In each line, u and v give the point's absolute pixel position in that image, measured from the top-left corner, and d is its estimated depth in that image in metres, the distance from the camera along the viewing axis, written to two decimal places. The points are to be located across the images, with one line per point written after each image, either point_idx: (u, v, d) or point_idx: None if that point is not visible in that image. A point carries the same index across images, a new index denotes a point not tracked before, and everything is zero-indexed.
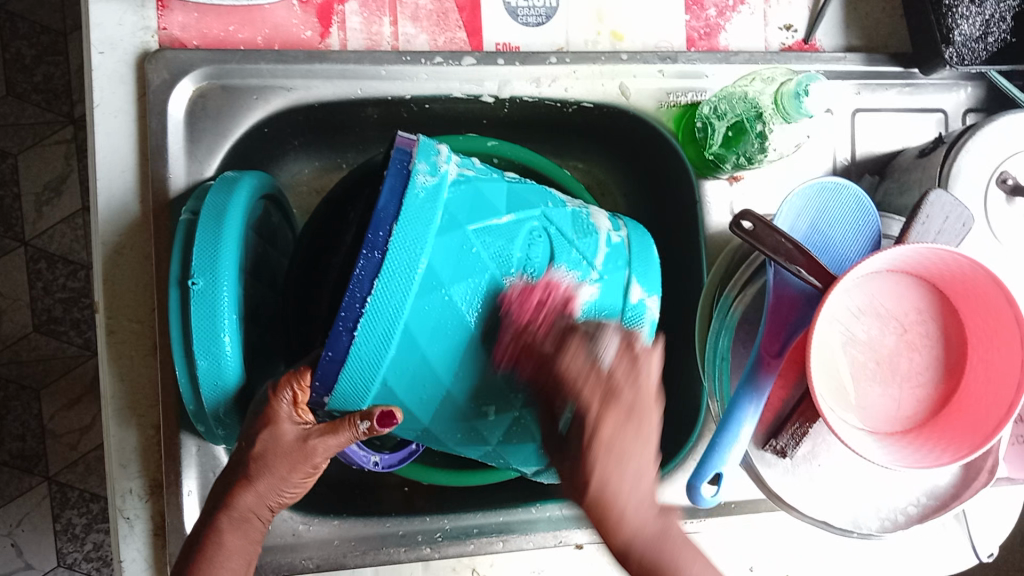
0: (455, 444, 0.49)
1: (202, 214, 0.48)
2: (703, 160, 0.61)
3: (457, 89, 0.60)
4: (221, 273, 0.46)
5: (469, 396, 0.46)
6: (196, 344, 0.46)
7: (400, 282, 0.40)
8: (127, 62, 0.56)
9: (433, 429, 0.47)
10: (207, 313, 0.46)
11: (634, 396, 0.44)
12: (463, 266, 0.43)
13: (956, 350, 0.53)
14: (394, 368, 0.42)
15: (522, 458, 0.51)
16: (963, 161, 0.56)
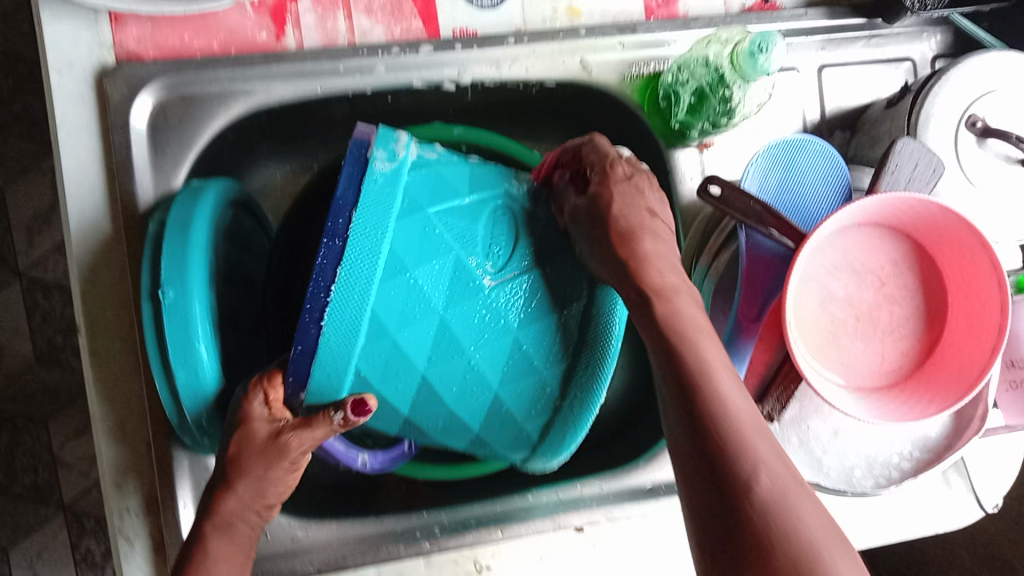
0: (436, 431, 0.49)
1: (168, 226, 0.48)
2: (670, 129, 0.60)
3: (417, 77, 0.60)
4: (191, 287, 0.46)
5: (445, 383, 0.45)
6: (173, 355, 0.46)
7: (365, 270, 0.40)
8: (85, 80, 0.56)
9: (412, 417, 0.47)
10: (181, 324, 0.46)
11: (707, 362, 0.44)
12: (427, 248, 0.43)
13: (936, 299, 0.52)
14: (365, 357, 0.42)
15: (507, 442, 0.50)
16: (931, 107, 0.55)
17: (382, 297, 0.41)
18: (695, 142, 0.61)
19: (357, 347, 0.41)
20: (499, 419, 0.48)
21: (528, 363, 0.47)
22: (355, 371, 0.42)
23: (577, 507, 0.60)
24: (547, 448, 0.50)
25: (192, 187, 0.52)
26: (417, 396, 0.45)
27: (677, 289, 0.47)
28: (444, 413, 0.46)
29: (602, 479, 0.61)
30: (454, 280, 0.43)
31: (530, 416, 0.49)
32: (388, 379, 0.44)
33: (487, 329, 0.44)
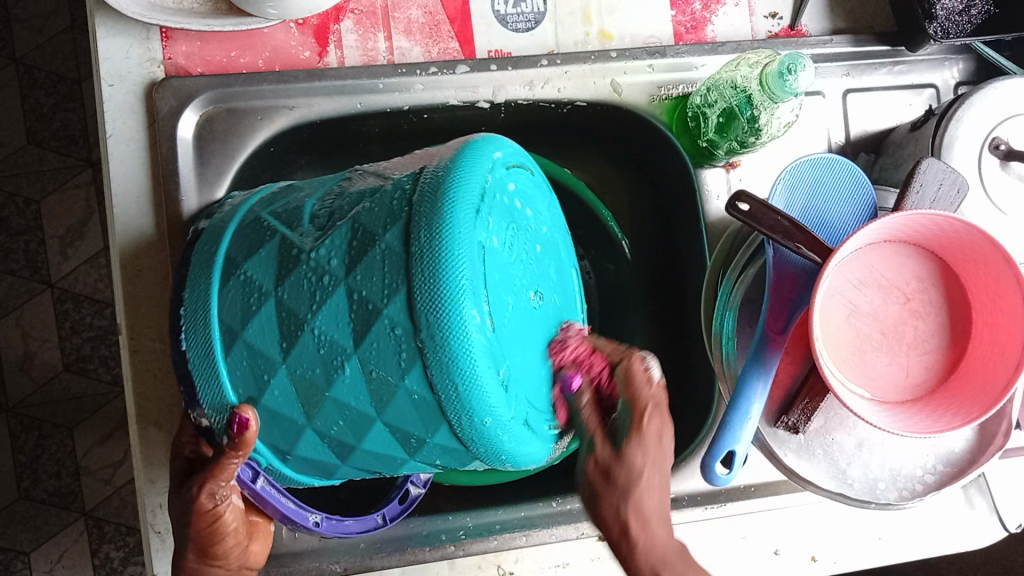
0: (361, 442, 0.42)
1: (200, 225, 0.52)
2: (698, 147, 0.62)
3: (453, 97, 0.62)
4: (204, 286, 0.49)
5: (320, 368, 0.40)
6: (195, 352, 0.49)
7: (207, 282, 0.45)
8: (135, 93, 0.59)
9: (324, 424, 0.42)
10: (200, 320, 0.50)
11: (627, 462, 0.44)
12: (255, 242, 0.44)
13: (961, 315, 0.53)
14: (233, 372, 0.43)
15: (441, 446, 0.40)
16: (956, 130, 0.56)
17: (225, 312, 0.43)
18: (722, 162, 0.63)
19: (216, 343, 0.43)
20: (402, 400, 0.38)
21: (372, 316, 0.37)
22: (234, 388, 0.44)
23: None
24: (479, 424, 0.37)
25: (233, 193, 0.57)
26: (308, 398, 0.41)
27: (653, 467, 0.45)
28: (342, 408, 0.40)
29: None
30: (279, 260, 0.42)
31: (421, 383, 0.37)
32: (272, 394, 0.42)
33: (316, 291, 0.39)
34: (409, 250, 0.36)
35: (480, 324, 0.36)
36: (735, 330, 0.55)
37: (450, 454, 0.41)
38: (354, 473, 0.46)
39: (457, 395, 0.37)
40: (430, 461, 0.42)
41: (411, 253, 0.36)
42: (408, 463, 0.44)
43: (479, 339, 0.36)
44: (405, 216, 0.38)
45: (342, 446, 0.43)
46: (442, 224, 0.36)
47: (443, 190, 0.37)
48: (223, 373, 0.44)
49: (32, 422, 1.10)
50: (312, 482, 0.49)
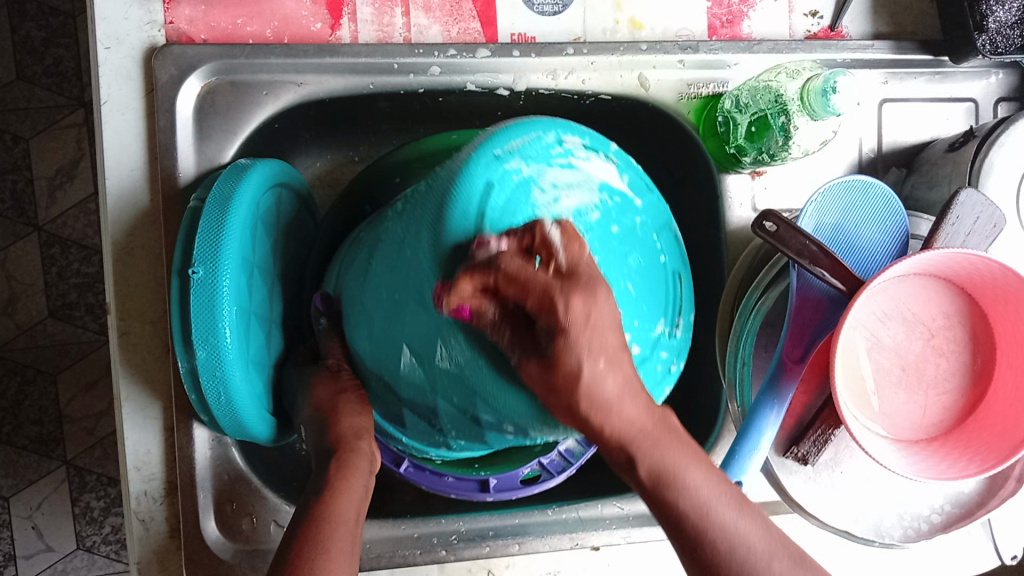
0: (402, 373, 0.48)
1: (209, 199, 0.49)
2: (724, 152, 0.59)
3: (471, 80, 0.59)
4: (221, 267, 0.47)
5: (376, 301, 0.47)
6: (195, 334, 0.47)
7: (343, 257, 0.55)
8: (133, 58, 0.54)
9: (380, 355, 0.49)
10: (208, 303, 0.47)
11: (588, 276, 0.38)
12: (367, 230, 0.52)
13: (984, 356, 0.51)
14: (348, 309, 0.51)
15: (464, 391, 0.44)
16: (994, 158, 0.54)
17: (352, 284, 0.51)
18: (748, 169, 0.60)
19: (347, 317, 0.51)
20: (424, 321, 0.42)
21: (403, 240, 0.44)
22: (347, 323, 0.52)
23: (596, 526, 0.60)
24: None
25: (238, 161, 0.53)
26: (388, 338, 0.47)
27: (593, 352, 0.38)
28: (387, 331, 0.47)
29: (622, 499, 0.61)
30: (374, 226, 0.51)
31: (436, 304, 0.41)
32: (377, 354, 0.49)
33: (382, 233, 0.48)
34: (435, 189, 0.42)
35: (476, 244, 0.40)
36: (753, 354, 0.53)
37: (460, 389, 0.44)
38: (421, 423, 0.51)
39: (456, 309, 0.40)
40: (462, 406, 0.45)
41: (437, 189, 0.42)
42: (447, 406, 0.47)
43: (470, 260, 0.40)
44: (450, 163, 0.42)
45: (403, 377, 0.48)
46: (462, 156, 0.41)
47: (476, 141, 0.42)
48: (347, 319, 0.52)
49: (15, 367, 1.08)
50: (425, 451, 0.55)
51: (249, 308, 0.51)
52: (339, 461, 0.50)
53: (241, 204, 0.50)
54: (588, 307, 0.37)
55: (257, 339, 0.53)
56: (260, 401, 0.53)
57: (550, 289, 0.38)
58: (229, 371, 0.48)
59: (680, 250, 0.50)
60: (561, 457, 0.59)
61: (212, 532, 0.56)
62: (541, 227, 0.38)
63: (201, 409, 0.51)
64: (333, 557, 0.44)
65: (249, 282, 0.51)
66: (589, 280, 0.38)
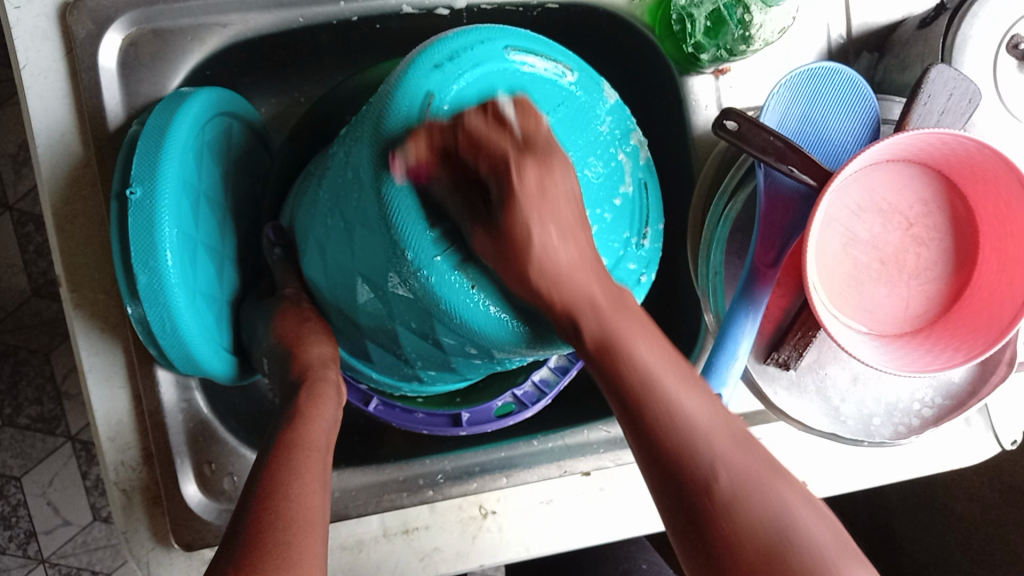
0: (358, 311, 0.47)
1: (147, 123, 0.47)
2: (682, 53, 0.56)
3: (406, 3, 0.55)
4: (160, 188, 0.45)
5: (327, 240, 0.46)
6: (133, 258, 0.45)
7: (297, 186, 0.53)
8: (47, 16, 0.51)
9: (332, 288, 0.48)
10: (145, 224, 0.45)
11: (544, 140, 0.39)
12: (315, 167, 0.50)
13: (967, 240, 0.48)
14: (302, 243, 0.49)
15: (422, 318, 0.43)
16: (969, 30, 0.50)
17: (304, 215, 0.49)
18: (710, 69, 0.56)
19: (300, 247, 0.50)
20: (371, 245, 0.41)
21: (347, 166, 0.42)
22: (307, 261, 0.50)
23: (583, 454, 0.59)
24: (420, 274, 0.40)
25: (179, 89, 0.51)
26: (342, 269, 0.45)
27: (546, 219, 0.40)
28: (337, 262, 0.45)
29: (608, 423, 0.60)
30: (316, 164, 0.50)
31: (377, 230, 0.40)
32: (332, 285, 0.48)
33: (326, 162, 0.46)
34: (376, 105, 0.41)
35: (412, 162, 0.39)
36: (724, 262, 0.51)
37: (416, 313, 0.42)
38: (389, 360, 0.50)
39: (394, 232, 0.39)
40: (422, 332, 0.44)
41: (375, 108, 0.41)
42: (407, 338, 0.46)
43: (404, 180, 0.38)
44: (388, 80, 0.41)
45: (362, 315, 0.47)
46: (402, 70, 0.40)
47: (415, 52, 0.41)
48: (301, 246, 0.50)
49: (6, 349, 1.07)
50: (397, 386, 0.54)
51: (194, 241, 0.49)
52: (308, 387, 0.48)
53: (182, 123, 0.48)
54: (543, 173, 0.39)
55: (206, 270, 0.51)
56: (216, 339, 0.51)
57: (507, 153, 0.38)
58: (173, 297, 0.46)
59: (643, 164, 0.48)
60: (535, 388, 0.57)
61: (193, 494, 0.55)
62: (496, 104, 0.39)
63: (152, 343, 0.49)
64: (306, 481, 0.43)
65: (194, 210, 0.49)
66: (546, 148, 0.39)
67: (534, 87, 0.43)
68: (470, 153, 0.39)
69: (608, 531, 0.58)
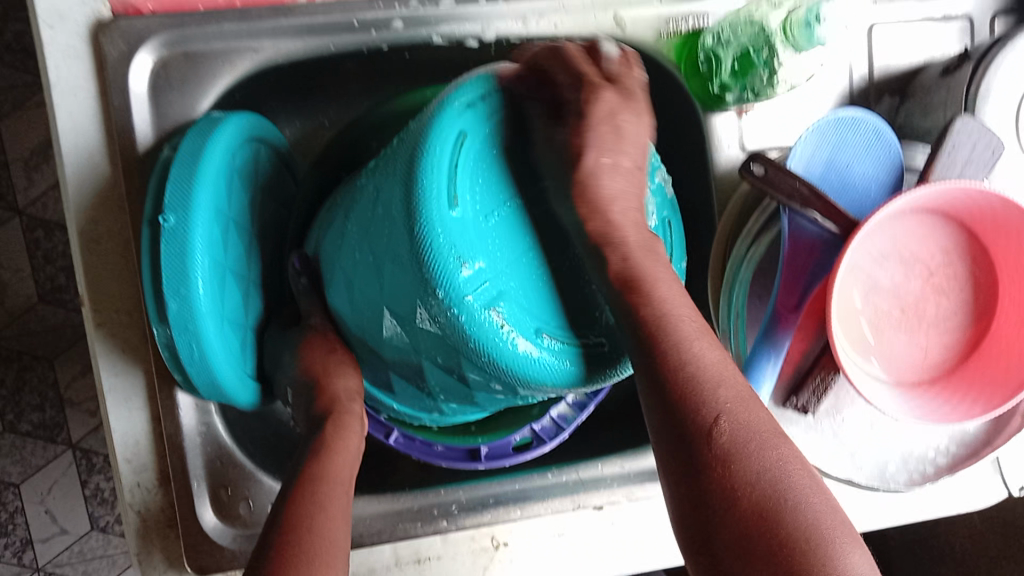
0: (383, 343, 0.47)
1: (180, 149, 0.47)
2: (708, 93, 0.56)
3: (437, 33, 0.55)
4: (193, 216, 0.45)
5: (353, 274, 0.46)
6: (165, 286, 0.45)
7: (323, 215, 0.53)
8: (80, 36, 0.51)
9: (359, 321, 0.48)
10: (178, 252, 0.45)
11: (631, 82, 0.52)
12: (342, 195, 0.50)
13: (986, 292, 0.49)
14: (327, 271, 0.50)
15: (449, 355, 0.42)
16: (992, 81, 0.51)
17: (330, 246, 0.49)
18: (734, 107, 0.57)
19: (324, 276, 0.50)
20: (400, 280, 0.41)
21: (377, 202, 0.43)
22: (333, 292, 0.50)
23: (597, 488, 0.59)
24: (450, 310, 0.39)
25: (210, 115, 0.51)
26: (369, 303, 0.45)
27: (608, 147, 0.49)
28: (364, 294, 0.46)
29: (623, 458, 0.60)
30: (343, 193, 0.50)
31: (407, 266, 0.39)
32: (356, 316, 0.48)
33: (354, 196, 0.47)
34: (407, 141, 0.41)
35: (442, 200, 0.38)
36: (747, 304, 0.51)
37: (443, 349, 0.42)
38: (410, 391, 0.50)
39: (428, 271, 0.38)
40: (448, 367, 0.44)
41: (407, 144, 0.41)
42: (434, 374, 0.45)
43: (439, 217, 0.38)
44: (420, 117, 0.42)
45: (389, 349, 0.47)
46: (433, 109, 0.41)
47: (442, 92, 0.42)
48: (327, 276, 0.50)
49: (11, 354, 1.06)
50: (416, 416, 0.54)
51: (222, 267, 0.49)
52: (334, 421, 0.48)
53: (214, 151, 0.48)
54: (617, 104, 0.51)
55: (233, 297, 0.51)
56: (240, 365, 0.51)
57: (591, 78, 0.51)
58: (202, 325, 0.46)
59: (668, 197, 0.53)
60: (553, 423, 0.58)
61: (210, 520, 0.55)
62: (600, 46, 0.53)
63: (177, 370, 0.49)
64: (329, 516, 0.43)
65: (224, 236, 0.49)
66: (627, 90, 0.52)
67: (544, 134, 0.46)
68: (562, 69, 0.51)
69: (621, 564, 0.58)
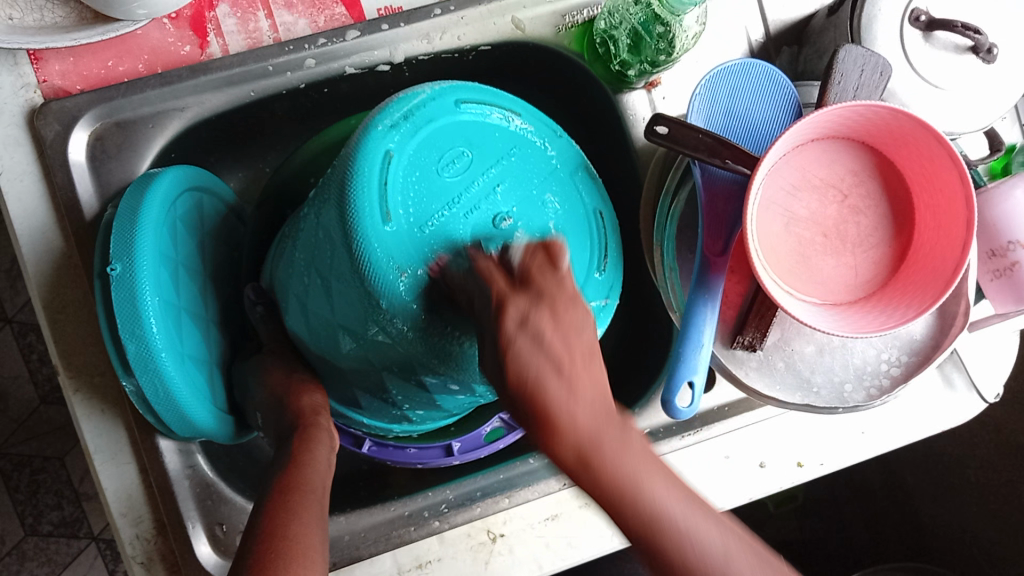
0: (344, 360, 0.49)
1: (120, 205, 0.50)
2: (611, 74, 0.59)
3: (349, 64, 0.59)
4: (139, 262, 0.48)
5: (311, 304, 0.47)
6: (121, 330, 0.48)
7: (275, 249, 0.55)
8: (17, 124, 0.55)
9: (316, 343, 0.50)
10: (129, 297, 0.47)
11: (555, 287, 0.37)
12: (287, 238, 0.51)
13: (902, 203, 0.51)
14: (288, 307, 0.51)
15: (406, 364, 0.44)
16: (870, 8, 0.54)
17: (282, 273, 0.51)
18: (641, 83, 0.60)
19: (281, 303, 0.53)
20: (349, 298, 0.43)
21: (319, 228, 0.44)
22: (291, 318, 0.52)
23: None
24: (399, 319, 0.41)
25: (148, 171, 0.54)
26: (323, 321, 0.47)
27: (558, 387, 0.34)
28: (320, 316, 0.47)
29: None
30: (290, 230, 0.51)
31: (353, 285, 0.42)
32: (315, 338, 0.50)
33: (301, 224, 0.48)
34: (338, 167, 0.43)
35: (377, 218, 0.40)
36: (676, 258, 0.53)
37: (399, 358, 0.44)
38: (376, 404, 0.52)
39: (369, 284, 0.41)
40: (405, 374, 0.46)
41: (339, 169, 0.43)
42: (395, 383, 0.47)
43: (371, 234, 0.40)
44: (349, 142, 0.44)
45: (349, 366, 0.49)
46: (359, 135, 0.43)
47: (373, 114, 0.44)
48: (286, 306, 0.52)
49: (22, 459, 1.08)
50: (388, 428, 0.56)
51: (176, 308, 0.51)
52: (301, 433, 0.50)
53: (153, 201, 0.51)
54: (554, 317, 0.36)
55: (192, 336, 0.53)
56: (210, 401, 0.54)
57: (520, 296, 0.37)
58: (163, 362, 0.49)
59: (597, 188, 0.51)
60: None
61: (206, 552, 0.56)
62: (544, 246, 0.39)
63: (151, 413, 0.51)
64: (305, 522, 0.45)
65: (174, 279, 0.52)
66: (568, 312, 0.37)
67: (480, 133, 0.45)
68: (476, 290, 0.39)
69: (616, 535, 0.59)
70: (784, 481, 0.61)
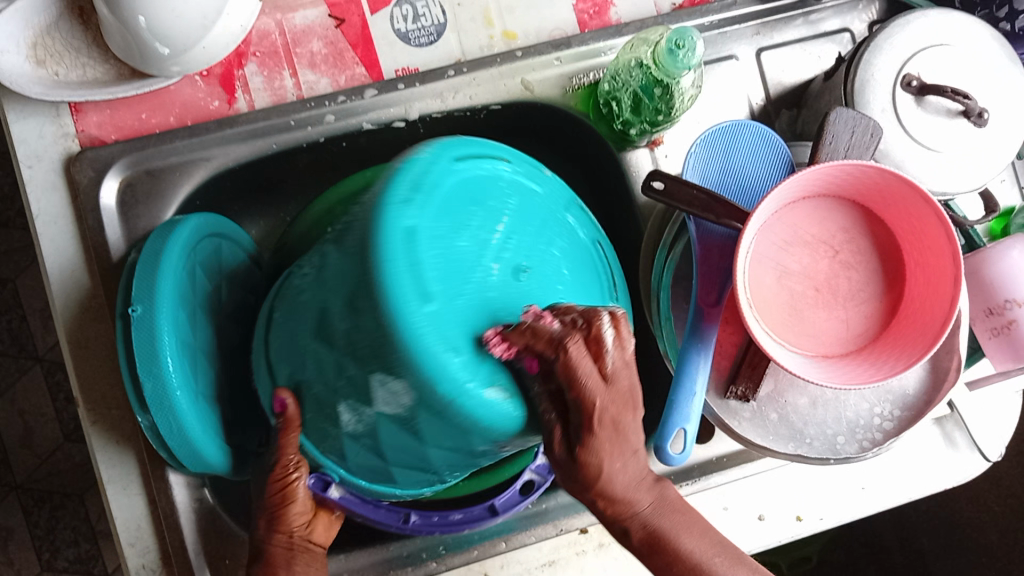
0: (386, 451, 0.45)
1: (143, 252, 0.53)
2: (615, 132, 0.62)
3: (366, 120, 0.62)
4: (158, 304, 0.51)
5: (323, 387, 0.44)
6: (140, 369, 0.50)
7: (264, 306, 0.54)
8: (55, 170, 0.59)
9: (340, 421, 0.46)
10: (148, 336, 0.50)
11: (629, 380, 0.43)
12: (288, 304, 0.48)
13: (892, 258, 0.53)
14: (284, 367, 0.48)
15: (449, 438, 0.41)
16: (863, 74, 0.56)
17: (275, 345, 0.49)
18: (645, 142, 0.63)
19: (275, 366, 0.49)
20: (388, 382, 0.40)
21: (337, 316, 0.41)
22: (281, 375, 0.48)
23: (578, 509, 0.61)
24: (443, 395, 0.38)
25: (173, 218, 0.57)
26: (342, 401, 0.44)
27: (615, 452, 0.44)
28: (345, 406, 0.44)
29: None
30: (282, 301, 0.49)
31: (394, 372, 0.38)
32: (322, 412, 0.46)
33: (300, 302, 0.46)
34: (357, 244, 0.40)
35: (413, 296, 0.37)
36: (672, 309, 0.55)
37: (450, 432, 0.41)
38: (413, 476, 0.49)
39: (414, 366, 0.37)
40: (454, 447, 0.42)
41: (354, 253, 0.40)
42: (437, 456, 0.44)
43: (415, 316, 0.37)
44: (360, 213, 0.41)
45: (372, 445, 0.46)
46: (377, 208, 0.40)
47: (380, 190, 0.41)
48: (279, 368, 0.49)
49: (43, 495, 1.11)
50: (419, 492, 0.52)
51: (190, 349, 0.54)
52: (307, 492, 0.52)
53: (175, 247, 0.54)
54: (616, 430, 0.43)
55: (207, 376, 0.56)
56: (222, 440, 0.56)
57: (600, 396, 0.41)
58: (177, 400, 0.51)
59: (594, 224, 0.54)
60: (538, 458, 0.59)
61: None
62: (596, 320, 0.40)
63: (163, 450, 0.53)
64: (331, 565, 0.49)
65: (191, 322, 0.54)
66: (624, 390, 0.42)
67: (481, 188, 0.44)
68: (563, 378, 0.40)
69: None
70: (783, 534, 0.61)
